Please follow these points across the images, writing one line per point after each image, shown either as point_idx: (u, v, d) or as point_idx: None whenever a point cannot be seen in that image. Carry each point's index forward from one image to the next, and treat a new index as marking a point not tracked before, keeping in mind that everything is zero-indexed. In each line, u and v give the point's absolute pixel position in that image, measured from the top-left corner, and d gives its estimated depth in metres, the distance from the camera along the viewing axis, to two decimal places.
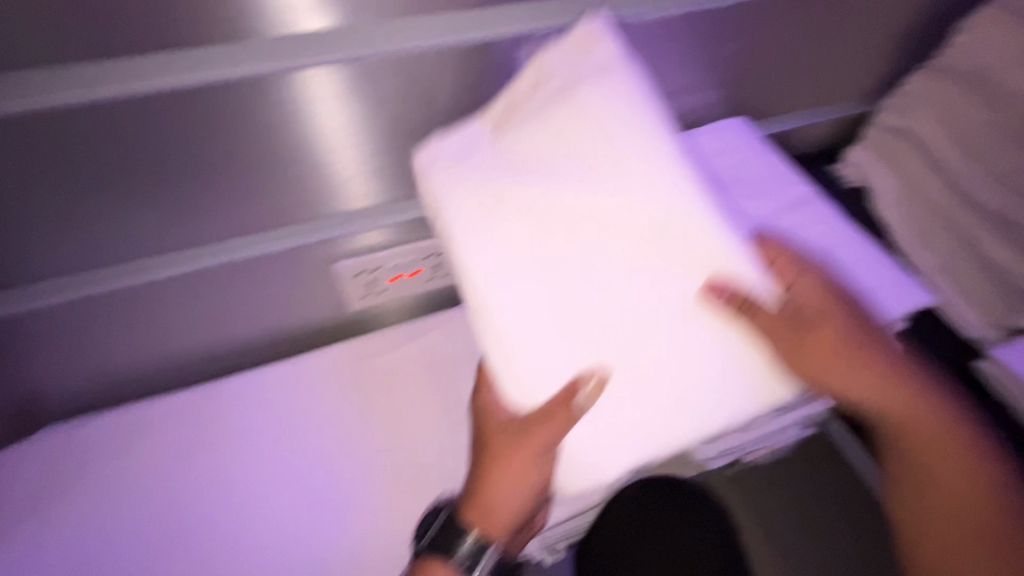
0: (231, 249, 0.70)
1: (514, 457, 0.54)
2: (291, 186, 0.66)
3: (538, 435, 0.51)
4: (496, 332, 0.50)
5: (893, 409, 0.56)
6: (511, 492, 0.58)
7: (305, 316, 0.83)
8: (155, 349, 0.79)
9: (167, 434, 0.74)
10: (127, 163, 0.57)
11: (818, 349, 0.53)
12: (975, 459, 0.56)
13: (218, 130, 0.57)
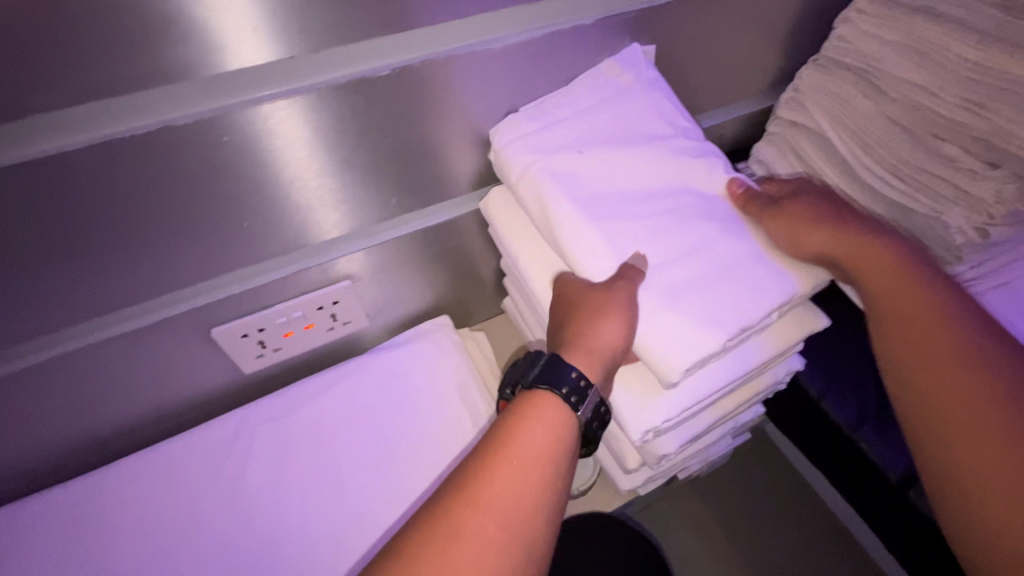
0: (82, 334, 0.60)
1: (598, 303, 0.58)
2: (243, 225, 0.60)
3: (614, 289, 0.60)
4: (556, 217, 0.62)
5: (835, 249, 0.65)
6: (603, 338, 0.58)
7: (197, 385, 0.75)
8: (62, 424, 0.68)
9: (44, 543, 0.65)
10: (41, 230, 0.50)
11: (784, 216, 0.67)
12: (933, 309, 0.61)
13: (156, 177, 0.51)
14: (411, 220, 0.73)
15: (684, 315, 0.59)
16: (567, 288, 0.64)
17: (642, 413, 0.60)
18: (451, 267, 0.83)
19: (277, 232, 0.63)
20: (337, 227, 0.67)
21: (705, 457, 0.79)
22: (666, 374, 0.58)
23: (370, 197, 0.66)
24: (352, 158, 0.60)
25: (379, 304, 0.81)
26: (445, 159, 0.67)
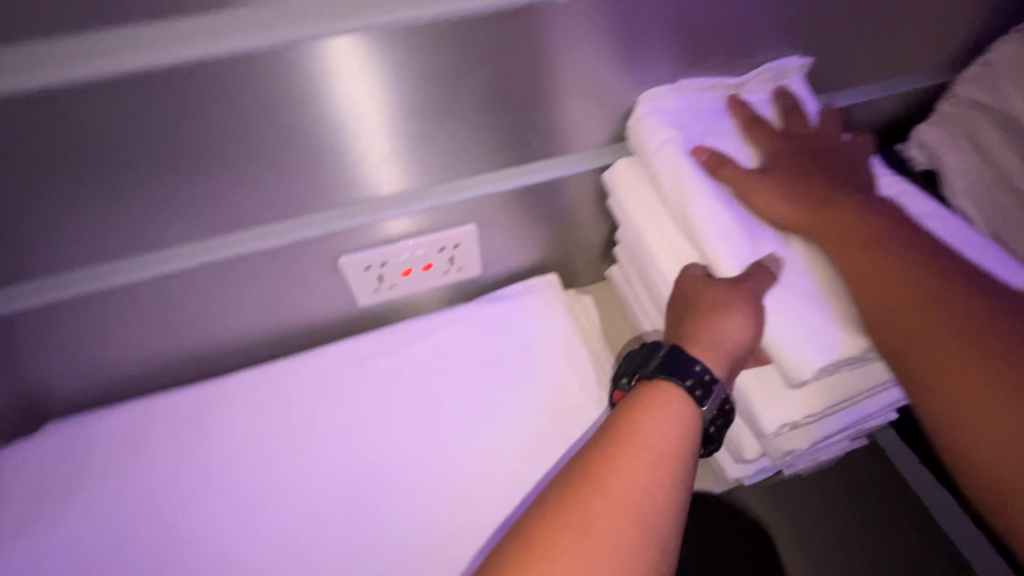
0: (223, 246, 0.63)
1: (727, 302, 0.53)
2: (348, 161, 0.59)
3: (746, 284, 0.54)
4: (690, 194, 0.58)
5: (812, 217, 0.56)
6: (733, 334, 0.53)
7: (306, 317, 0.75)
8: (170, 345, 0.71)
9: (168, 443, 0.69)
10: (160, 144, 0.52)
11: (749, 178, 0.58)
12: (899, 262, 0.51)
13: (266, 102, 0.51)
14: (538, 169, 0.68)
15: (820, 317, 0.53)
16: (685, 277, 0.58)
17: (773, 406, 0.55)
18: (563, 229, 0.78)
19: (382, 172, 0.61)
20: (444, 172, 0.64)
21: (816, 458, 0.73)
22: (793, 372, 0.52)
23: (485, 141, 0.62)
24: (465, 100, 0.57)
25: (487, 259, 0.77)
26: (561, 113, 0.63)
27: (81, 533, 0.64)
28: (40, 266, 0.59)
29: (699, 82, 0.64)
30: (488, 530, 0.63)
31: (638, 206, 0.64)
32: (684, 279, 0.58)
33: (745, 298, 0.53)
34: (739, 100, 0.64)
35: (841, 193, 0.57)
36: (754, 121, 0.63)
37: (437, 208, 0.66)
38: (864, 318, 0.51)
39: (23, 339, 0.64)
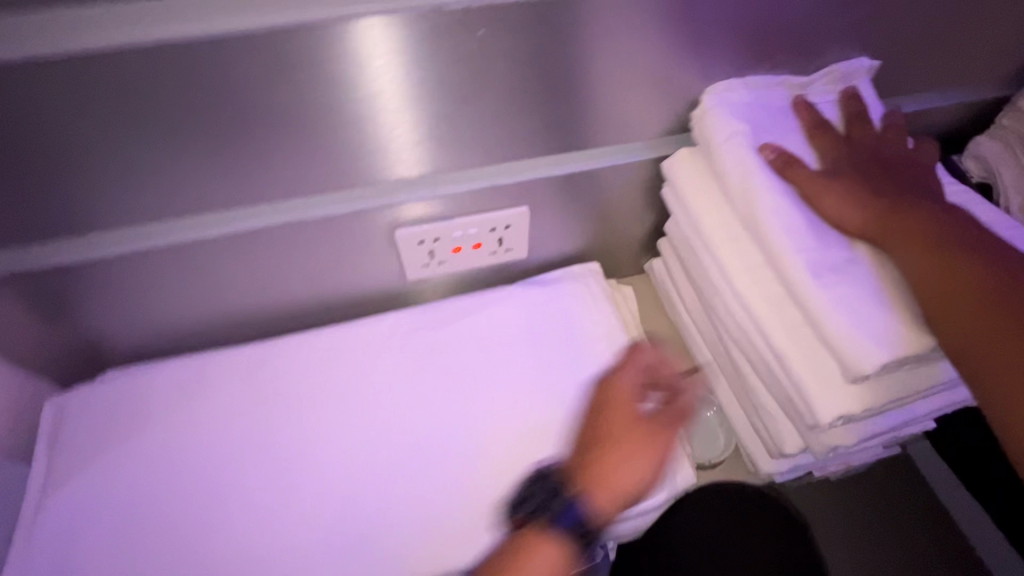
0: (293, 211, 0.65)
1: (645, 445, 0.61)
2: (416, 133, 0.61)
3: (664, 425, 0.63)
4: (753, 183, 0.58)
5: (884, 216, 0.55)
6: (643, 470, 0.61)
7: (357, 289, 0.77)
8: (227, 306, 0.74)
9: (222, 398, 0.70)
10: (245, 103, 0.54)
11: (819, 181, 0.58)
12: (977, 264, 0.51)
13: (349, 68, 0.54)
14: (597, 156, 0.70)
15: (881, 316, 0.52)
16: (620, 377, 0.66)
17: (835, 399, 0.52)
18: (611, 220, 0.80)
19: (445, 147, 0.63)
20: (504, 151, 0.65)
21: (846, 464, 0.74)
22: (855, 365, 0.50)
23: (547, 123, 0.64)
24: (534, 80, 0.59)
25: (535, 244, 0.78)
26: (624, 102, 0.64)
27: (127, 481, 0.65)
28: (118, 217, 0.61)
29: (765, 80, 0.64)
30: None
31: (692, 191, 0.63)
32: (636, 378, 0.66)
33: (666, 429, 0.63)
34: (807, 103, 0.64)
35: (909, 199, 0.56)
36: (821, 125, 0.63)
37: (499, 186, 0.67)
38: (942, 326, 0.50)
39: (96, 287, 0.67)
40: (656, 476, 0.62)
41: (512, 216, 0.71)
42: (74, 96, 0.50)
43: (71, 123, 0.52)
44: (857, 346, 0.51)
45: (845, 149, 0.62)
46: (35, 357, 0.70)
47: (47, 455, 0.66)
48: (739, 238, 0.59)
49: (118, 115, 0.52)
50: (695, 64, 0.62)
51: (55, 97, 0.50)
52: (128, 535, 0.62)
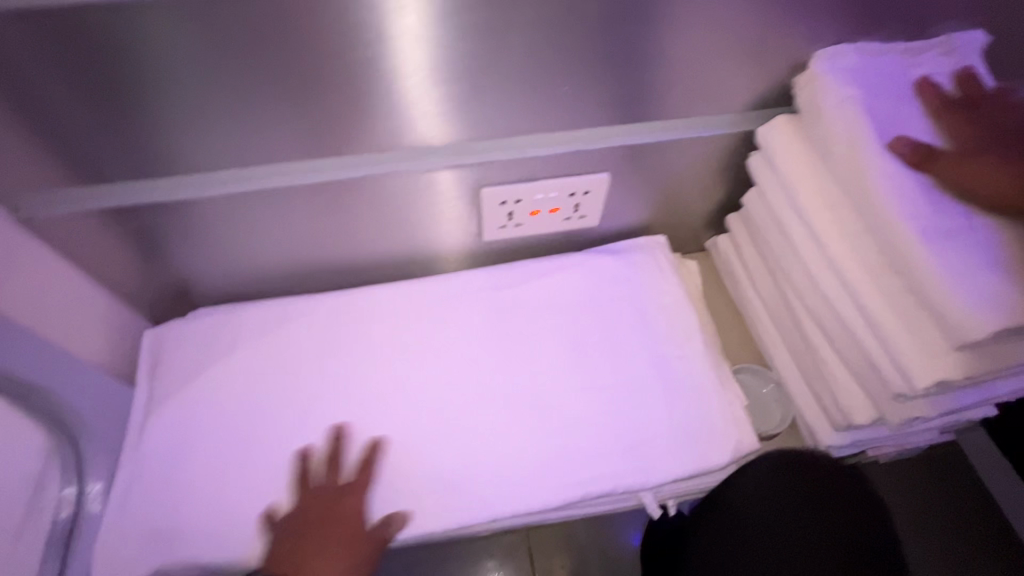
0: (377, 166, 0.66)
1: None
2: (518, 91, 0.61)
3: (358, 562, 0.60)
4: (856, 141, 0.56)
5: None
6: (344, 572, 0.60)
7: (434, 246, 0.79)
8: (312, 253, 0.77)
9: (309, 339, 0.73)
10: (362, 50, 0.54)
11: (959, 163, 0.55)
12: None
13: (468, 19, 0.53)
14: (684, 127, 0.70)
15: (991, 281, 0.51)
16: (342, 497, 0.63)
17: (929, 365, 0.52)
18: (685, 191, 0.80)
19: (542, 107, 0.63)
20: (598, 114, 0.66)
21: (902, 445, 0.75)
22: (964, 329, 0.49)
23: (645, 88, 0.64)
24: (642, 43, 0.59)
25: (609, 212, 0.80)
26: (724, 69, 0.64)
27: (221, 409, 0.67)
28: (221, 160, 0.62)
29: (880, 49, 0.61)
30: (606, 458, 0.66)
31: (785, 157, 0.63)
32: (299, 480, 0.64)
33: (356, 562, 0.61)
34: (930, 82, 0.60)
35: None
36: (947, 102, 0.59)
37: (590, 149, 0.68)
38: None
39: (192, 229, 0.68)
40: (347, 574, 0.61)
41: (595, 182, 0.72)
42: (204, 34, 0.50)
43: (196, 60, 0.52)
44: (964, 311, 0.49)
45: (977, 127, 0.58)
46: (128, 291, 0.73)
47: (149, 376, 0.69)
48: (835, 208, 0.60)
49: (241, 55, 0.53)
50: (802, 34, 0.61)
51: (185, 32, 0.50)
52: (223, 463, 0.64)
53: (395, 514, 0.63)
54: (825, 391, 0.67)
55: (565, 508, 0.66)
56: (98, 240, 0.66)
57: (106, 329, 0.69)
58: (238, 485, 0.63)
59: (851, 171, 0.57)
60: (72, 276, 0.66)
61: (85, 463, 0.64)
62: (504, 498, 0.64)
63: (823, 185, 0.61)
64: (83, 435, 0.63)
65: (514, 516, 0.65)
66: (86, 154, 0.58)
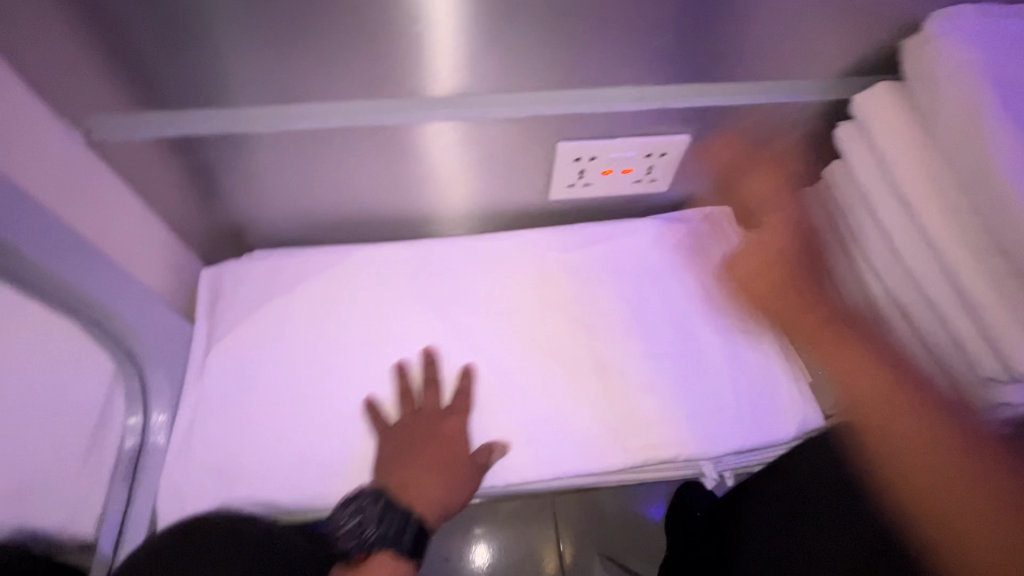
0: (406, 116, 0.61)
1: (457, 489, 0.60)
2: (616, 35, 0.57)
3: (458, 481, 0.60)
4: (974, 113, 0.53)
5: None
6: (441, 496, 0.59)
7: (496, 203, 0.77)
8: (371, 202, 0.74)
9: (364, 288, 0.70)
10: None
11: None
12: None
13: None
14: (776, 90, 0.66)
15: None
16: (442, 419, 0.63)
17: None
18: (760, 161, 0.77)
19: (635, 56, 0.59)
20: (690, 69, 0.62)
21: None
22: None
23: (745, 42, 0.60)
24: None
25: (679, 179, 0.77)
26: (829, 27, 0.60)
27: (277, 354, 0.65)
28: (290, 93, 0.58)
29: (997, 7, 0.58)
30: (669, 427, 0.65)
31: (881, 132, 0.61)
32: (403, 390, 0.64)
33: (465, 473, 0.61)
34: None
35: None
36: None
37: (677, 108, 0.65)
38: None
39: (250, 166, 0.65)
40: (453, 497, 0.60)
41: (674, 144, 0.69)
42: None
43: None
44: None
45: None
46: (183, 226, 0.71)
47: (205, 316, 0.68)
48: (937, 180, 0.58)
49: None
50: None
51: None
52: (281, 407, 0.62)
53: (494, 442, 0.63)
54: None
55: (622, 475, 0.65)
56: (160, 171, 0.63)
57: (164, 264, 0.67)
58: (298, 429, 0.61)
59: (964, 145, 0.54)
60: (133, 207, 0.64)
61: (148, 396, 0.62)
62: (567, 459, 0.63)
63: (928, 162, 0.58)
64: (148, 364, 0.62)
65: (574, 477, 0.63)
66: (151, 75, 0.54)
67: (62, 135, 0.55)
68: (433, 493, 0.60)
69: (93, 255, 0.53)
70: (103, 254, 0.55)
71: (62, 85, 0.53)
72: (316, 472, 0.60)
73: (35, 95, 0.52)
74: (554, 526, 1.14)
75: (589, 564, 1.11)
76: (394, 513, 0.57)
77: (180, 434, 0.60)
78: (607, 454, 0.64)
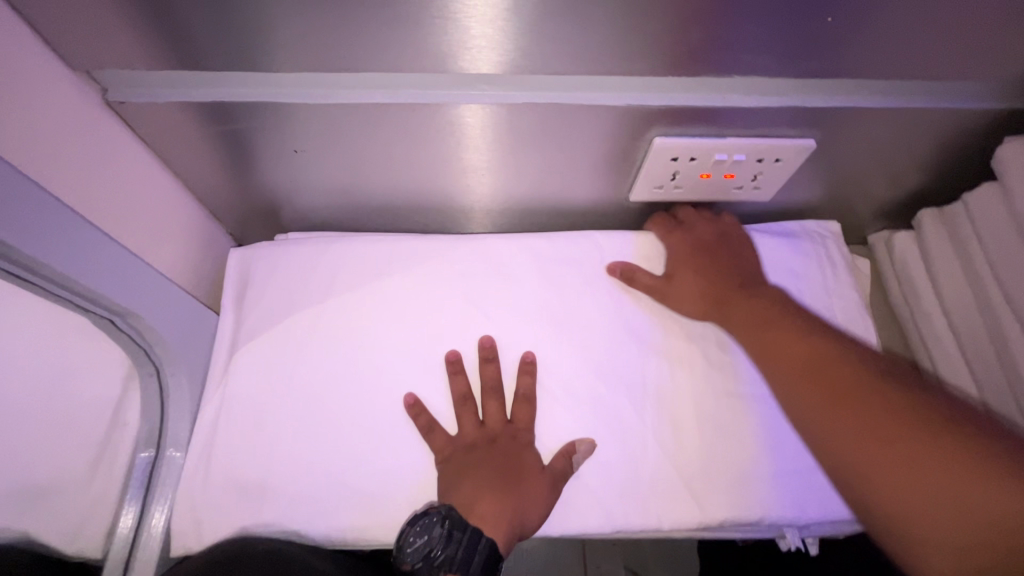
0: (457, 96, 0.51)
1: (525, 504, 0.51)
2: (749, 24, 0.44)
3: (540, 496, 0.52)
4: None
5: None
6: (511, 515, 0.51)
7: (564, 197, 0.66)
8: (422, 185, 0.63)
9: (408, 288, 0.60)
10: None
11: (656, 282, 0.61)
12: None
13: None
14: (939, 92, 0.53)
15: None
16: (509, 430, 0.56)
17: None
18: (887, 173, 0.64)
19: (769, 47, 0.47)
20: (834, 65, 0.49)
21: None
22: None
23: (915, 38, 0.46)
24: None
25: (784, 187, 0.65)
26: None
27: (306, 359, 0.57)
28: (335, 61, 0.47)
29: None
30: (750, 482, 0.56)
31: None
32: (459, 396, 0.56)
33: (534, 484, 0.53)
34: None
35: None
36: None
37: (810, 108, 0.52)
38: None
39: (293, 141, 0.55)
40: (520, 519, 0.51)
41: (791, 147, 0.57)
42: None
43: None
44: None
45: None
46: (210, 199, 0.63)
47: (232, 305, 0.60)
48: None
49: None
50: None
51: None
52: (311, 422, 0.55)
53: (576, 443, 0.55)
54: None
55: (688, 531, 0.56)
56: (183, 141, 0.54)
57: (187, 244, 0.59)
58: (328, 449, 0.54)
59: None
60: (154, 179, 0.55)
61: (165, 406, 0.54)
62: (629, 513, 0.55)
63: None
64: (168, 368, 0.54)
65: (637, 532, 0.55)
66: (169, 34, 0.44)
67: (75, 95, 0.46)
68: (496, 509, 0.51)
69: (105, 246, 0.45)
70: (119, 244, 0.46)
71: (72, 40, 0.43)
72: (345, 501, 0.53)
73: (42, 48, 0.42)
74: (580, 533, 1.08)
75: None
76: (462, 535, 0.46)
77: (201, 447, 0.54)
78: (680, 509, 0.55)
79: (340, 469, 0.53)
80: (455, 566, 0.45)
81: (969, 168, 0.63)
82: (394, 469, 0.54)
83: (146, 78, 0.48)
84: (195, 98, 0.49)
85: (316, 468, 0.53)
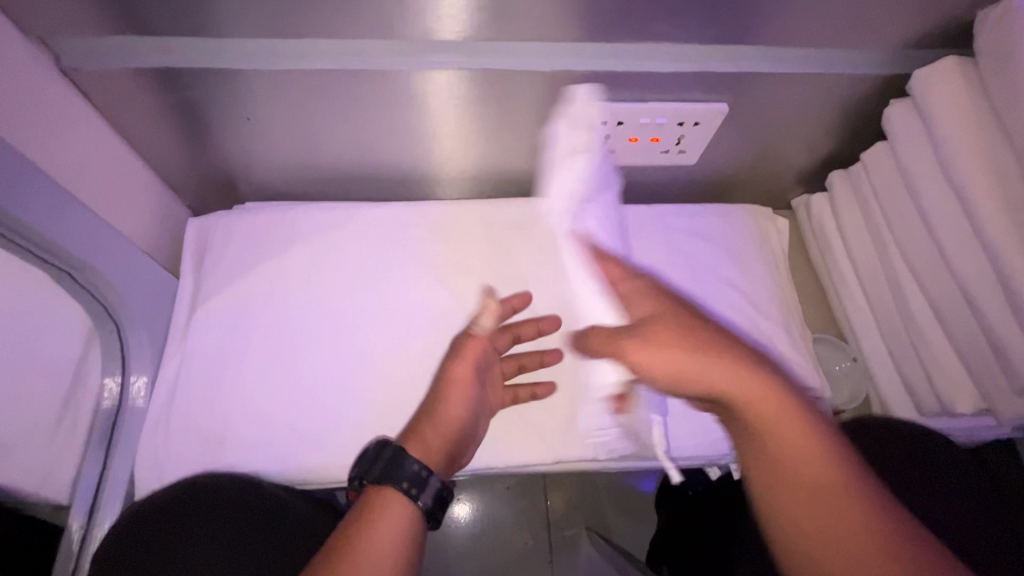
0: (400, 62, 0.54)
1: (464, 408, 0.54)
2: None
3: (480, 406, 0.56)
4: None
5: None
6: (453, 409, 0.53)
7: (507, 166, 0.71)
8: (373, 154, 0.67)
9: (360, 249, 0.64)
10: None
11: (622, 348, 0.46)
12: None
13: None
14: (835, 59, 0.60)
15: None
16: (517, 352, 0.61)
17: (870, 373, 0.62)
18: (798, 139, 0.71)
19: (677, 15, 0.52)
20: (736, 31, 0.55)
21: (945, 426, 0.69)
22: None
23: (801, 8, 0.53)
24: None
25: (710, 152, 0.71)
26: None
27: (264, 316, 0.60)
28: (281, 26, 0.51)
29: None
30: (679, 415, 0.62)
31: (937, 124, 0.56)
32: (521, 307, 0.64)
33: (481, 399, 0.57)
34: None
35: None
36: None
37: (721, 74, 0.58)
38: None
39: (246, 110, 0.58)
40: (460, 415, 0.53)
41: (708, 111, 0.63)
42: None
43: None
44: None
45: None
46: (166, 169, 0.65)
47: (191, 268, 0.63)
48: (1000, 176, 0.53)
49: None
50: None
51: None
52: (269, 373, 0.58)
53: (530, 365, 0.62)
54: (917, 370, 0.66)
55: (623, 461, 0.62)
56: (136, 110, 0.57)
57: (145, 212, 0.62)
58: (286, 398, 0.58)
59: None
60: (110, 147, 0.57)
61: (127, 358, 0.58)
62: (570, 446, 0.60)
63: (983, 156, 0.54)
64: (129, 326, 0.57)
65: (577, 463, 0.61)
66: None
67: (28, 60, 0.48)
68: (447, 400, 0.53)
69: (63, 200, 0.47)
70: (79, 201, 0.49)
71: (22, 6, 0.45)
72: (303, 446, 0.56)
73: None
74: (544, 500, 1.12)
75: (577, 540, 1.09)
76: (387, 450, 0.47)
77: (161, 401, 0.57)
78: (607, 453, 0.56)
79: (297, 415, 0.57)
80: (381, 479, 0.50)
81: (869, 131, 0.70)
82: (348, 414, 0.58)
83: (99, 45, 0.51)
84: (143, 63, 0.52)
85: (272, 418, 0.57)
